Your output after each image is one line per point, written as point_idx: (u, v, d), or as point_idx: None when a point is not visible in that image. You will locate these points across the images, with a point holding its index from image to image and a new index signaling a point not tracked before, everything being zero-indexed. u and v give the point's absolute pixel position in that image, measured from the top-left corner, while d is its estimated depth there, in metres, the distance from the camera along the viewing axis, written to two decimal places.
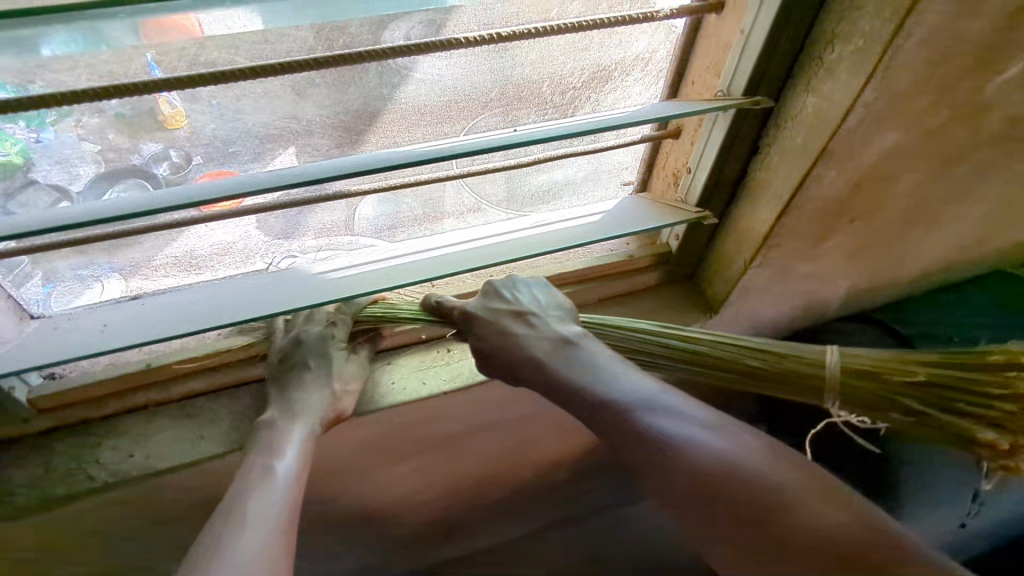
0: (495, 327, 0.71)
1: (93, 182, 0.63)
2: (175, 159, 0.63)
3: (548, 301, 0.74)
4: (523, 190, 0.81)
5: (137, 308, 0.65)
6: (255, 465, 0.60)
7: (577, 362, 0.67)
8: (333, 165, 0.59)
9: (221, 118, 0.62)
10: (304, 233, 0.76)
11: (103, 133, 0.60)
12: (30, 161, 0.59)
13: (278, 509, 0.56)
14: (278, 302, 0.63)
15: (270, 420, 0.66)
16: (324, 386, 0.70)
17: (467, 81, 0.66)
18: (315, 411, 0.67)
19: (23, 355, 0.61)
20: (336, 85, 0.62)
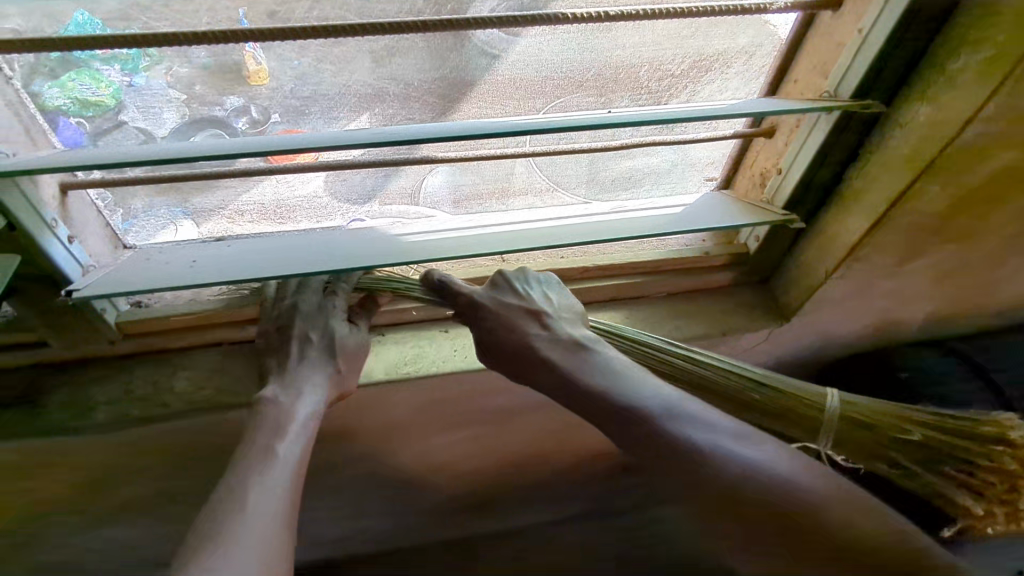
0: (506, 321, 0.68)
1: (179, 129, 0.63)
2: (256, 116, 0.64)
3: (556, 302, 0.71)
4: (604, 175, 0.80)
5: (222, 249, 0.67)
6: (263, 438, 0.60)
7: (591, 366, 0.64)
8: (429, 128, 0.59)
9: (304, 78, 0.62)
10: (382, 196, 0.77)
11: (191, 83, 0.60)
12: (121, 104, 0.60)
13: (281, 493, 0.56)
14: (358, 256, 0.64)
15: (275, 395, 0.64)
16: (330, 359, 0.68)
17: (567, 58, 0.66)
18: (320, 389, 0.66)
19: (117, 279, 0.61)
20: (439, 50, 0.63)
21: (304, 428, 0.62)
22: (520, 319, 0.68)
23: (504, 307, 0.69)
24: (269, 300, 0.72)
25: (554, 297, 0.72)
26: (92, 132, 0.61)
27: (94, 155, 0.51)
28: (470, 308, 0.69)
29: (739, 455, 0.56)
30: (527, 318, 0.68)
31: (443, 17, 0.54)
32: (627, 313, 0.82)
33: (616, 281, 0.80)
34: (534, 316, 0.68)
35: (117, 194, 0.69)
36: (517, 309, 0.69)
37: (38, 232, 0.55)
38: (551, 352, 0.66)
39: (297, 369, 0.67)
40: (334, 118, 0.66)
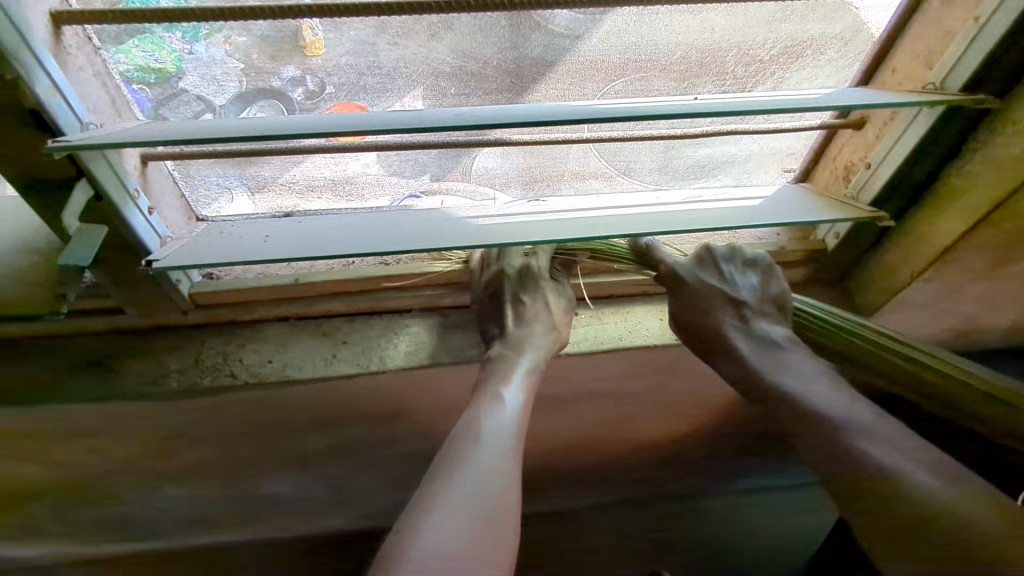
0: (700, 303, 0.74)
1: (237, 96, 0.62)
2: (311, 86, 0.63)
3: (766, 292, 0.75)
4: (677, 163, 0.78)
5: (295, 225, 0.67)
6: (474, 408, 0.63)
7: (764, 354, 0.70)
8: (507, 110, 0.56)
9: (358, 50, 0.61)
10: (442, 177, 0.76)
11: (248, 52, 0.59)
12: (182, 71, 0.59)
13: (506, 469, 0.58)
14: (427, 237, 0.63)
15: (499, 352, 0.72)
16: (545, 318, 0.74)
17: (651, 40, 0.63)
18: (542, 344, 0.72)
19: (188, 251, 0.61)
20: (517, 30, 0.61)
21: (525, 391, 0.67)
22: (700, 297, 0.74)
23: (707, 291, 0.74)
24: (514, 276, 0.78)
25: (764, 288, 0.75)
26: (156, 98, 0.61)
27: (178, 131, 0.50)
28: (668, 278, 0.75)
29: (884, 458, 0.55)
30: (725, 307, 0.74)
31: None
32: None
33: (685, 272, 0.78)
34: (735, 306, 0.73)
35: (194, 166, 0.70)
36: (720, 297, 0.74)
37: (122, 203, 0.56)
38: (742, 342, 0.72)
39: (516, 328, 0.74)
40: (395, 88, 0.64)
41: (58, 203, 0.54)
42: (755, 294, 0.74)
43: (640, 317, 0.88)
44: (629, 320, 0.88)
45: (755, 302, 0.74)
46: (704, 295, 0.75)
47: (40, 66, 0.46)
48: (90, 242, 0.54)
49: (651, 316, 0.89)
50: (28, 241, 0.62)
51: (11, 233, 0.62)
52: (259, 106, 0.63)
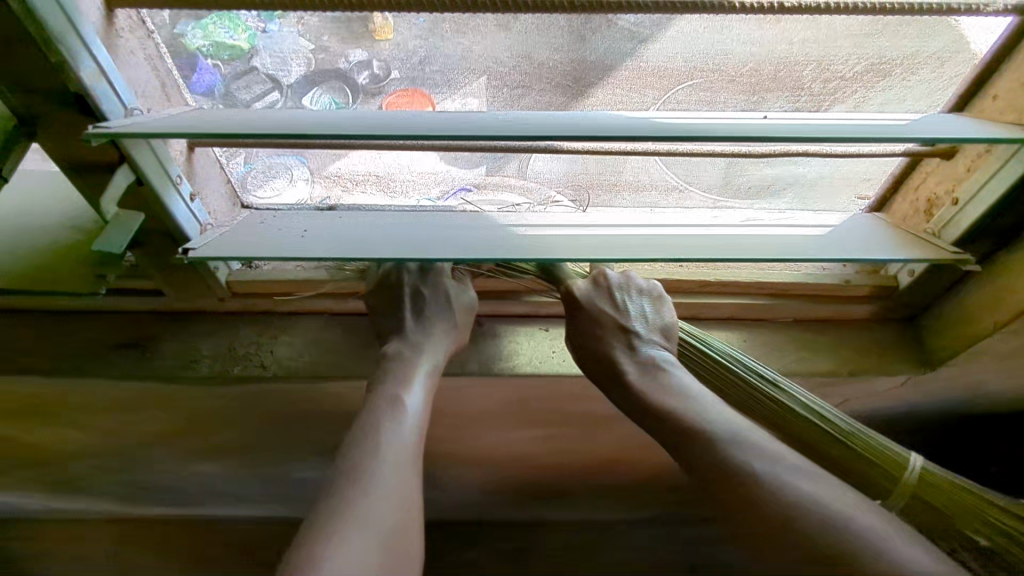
0: (600, 327, 0.67)
1: (304, 77, 0.61)
2: (378, 70, 0.61)
3: (656, 318, 0.67)
4: (740, 181, 0.73)
5: (332, 221, 0.66)
6: (372, 418, 0.59)
7: (667, 385, 0.62)
8: (556, 117, 0.52)
9: (423, 37, 0.59)
10: (492, 173, 0.73)
11: (320, 33, 0.59)
12: (256, 49, 0.59)
13: (410, 491, 0.55)
14: (462, 242, 0.61)
15: (395, 351, 0.67)
16: (434, 325, 0.69)
17: (721, 50, 0.59)
18: (443, 347, 0.68)
19: (221, 242, 0.60)
20: (580, 31, 0.58)
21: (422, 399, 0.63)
22: (592, 323, 0.67)
23: (598, 316, 0.67)
24: (411, 275, 0.71)
25: (654, 312, 0.68)
26: (227, 75, 0.60)
27: (219, 122, 0.49)
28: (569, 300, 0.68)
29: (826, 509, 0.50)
30: (616, 332, 0.66)
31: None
32: (744, 335, 0.74)
33: (738, 300, 0.72)
34: (628, 331, 0.66)
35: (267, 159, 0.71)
36: (613, 322, 0.67)
37: (163, 189, 0.56)
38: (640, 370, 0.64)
39: (414, 326, 0.69)
40: (444, 78, 0.61)
41: (98, 183, 0.54)
42: (648, 320, 0.68)
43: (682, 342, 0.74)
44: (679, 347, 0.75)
45: (649, 327, 0.67)
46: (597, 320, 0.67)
47: (87, 49, 0.46)
48: (127, 227, 0.54)
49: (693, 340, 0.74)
50: (79, 217, 0.63)
51: (63, 207, 0.64)
52: (321, 89, 0.62)
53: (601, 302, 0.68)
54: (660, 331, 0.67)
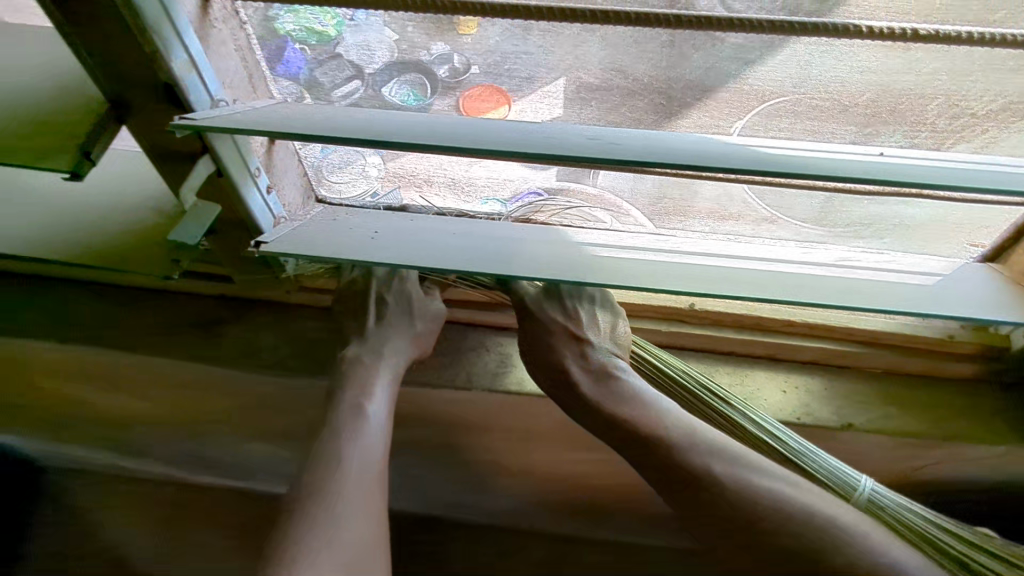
0: (554, 338, 0.64)
1: (387, 66, 0.59)
2: (457, 65, 0.59)
3: (606, 326, 0.65)
4: (839, 216, 0.68)
5: (405, 224, 0.64)
6: (337, 435, 0.61)
7: (625, 397, 0.61)
8: (652, 138, 0.49)
9: (510, 34, 0.56)
10: (567, 181, 0.71)
11: (405, 25, 0.55)
12: (342, 37, 0.56)
13: (370, 512, 0.59)
14: (535, 259, 0.58)
15: (355, 355, 0.68)
16: (395, 331, 0.69)
17: (838, 77, 0.54)
18: (403, 351, 0.69)
19: (297, 238, 0.59)
20: (680, 46, 0.54)
21: (383, 408, 0.65)
22: (545, 333, 0.64)
23: (550, 327, 0.64)
24: (376, 279, 0.71)
25: (604, 320, 0.65)
26: (313, 60, 0.58)
27: (303, 120, 0.48)
28: (520, 310, 0.65)
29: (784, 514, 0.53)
30: (569, 344, 0.64)
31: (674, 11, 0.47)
32: (827, 382, 0.69)
33: (822, 345, 0.67)
34: (580, 345, 0.64)
35: (343, 151, 0.69)
36: (565, 334, 0.64)
37: (241, 182, 0.55)
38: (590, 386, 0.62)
39: (375, 329, 0.69)
40: (530, 86, 0.59)
41: (180, 172, 0.54)
42: (602, 335, 0.65)
43: (758, 384, 0.69)
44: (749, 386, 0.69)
45: (602, 343, 0.65)
46: (549, 330, 0.64)
47: (180, 40, 0.45)
48: (201, 219, 0.54)
49: (771, 384, 0.69)
50: (160, 200, 0.64)
51: (146, 190, 0.64)
52: (401, 79, 0.60)
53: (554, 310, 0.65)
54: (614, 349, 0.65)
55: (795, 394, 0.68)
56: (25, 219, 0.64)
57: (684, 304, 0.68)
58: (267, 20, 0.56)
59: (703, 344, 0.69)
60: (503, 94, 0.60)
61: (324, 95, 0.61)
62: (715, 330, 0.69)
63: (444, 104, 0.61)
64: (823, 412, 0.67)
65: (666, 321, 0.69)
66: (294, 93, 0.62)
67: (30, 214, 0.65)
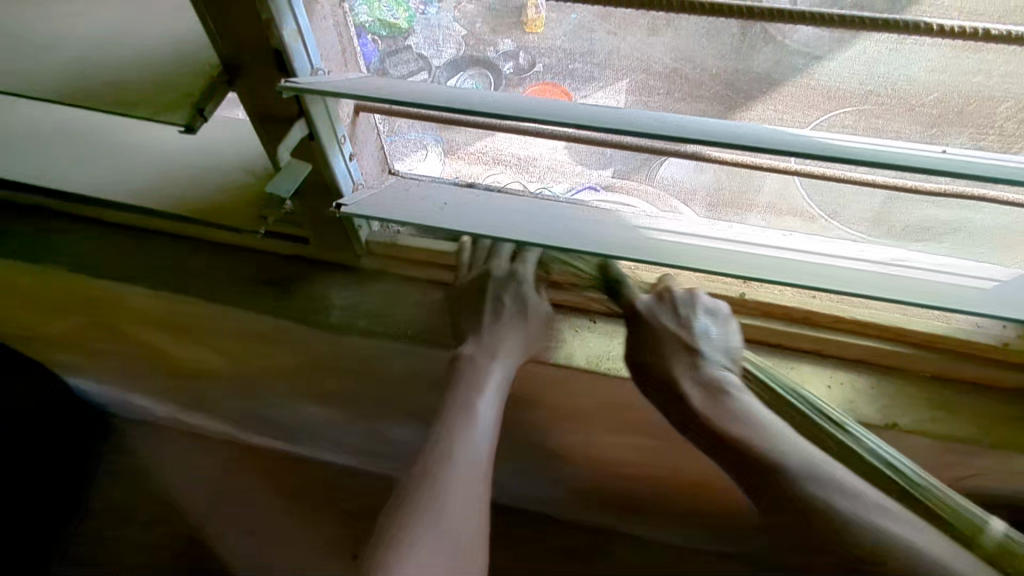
0: (672, 344, 0.68)
1: (453, 61, 0.63)
2: (523, 61, 0.62)
3: (726, 347, 0.68)
4: (898, 217, 0.69)
5: (474, 198, 0.68)
6: (444, 436, 0.69)
7: (729, 409, 0.65)
8: (718, 124, 0.51)
9: (574, 34, 0.59)
10: (624, 175, 0.73)
11: (473, 20, 0.59)
12: (411, 31, 0.61)
13: (477, 482, 0.68)
14: (595, 236, 0.61)
15: (523, 274, 0.76)
16: (526, 305, 0.77)
17: (905, 76, 0.55)
18: (515, 354, 0.76)
19: (375, 203, 0.64)
20: (744, 44, 0.56)
21: (487, 425, 0.72)
22: (662, 340, 0.68)
23: (663, 334, 0.68)
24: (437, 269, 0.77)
25: (723, 338, 0.68)
26: (385, 51, 0.63)
27: (395, 90, 0.53)
28: (631, 313, 0.69)
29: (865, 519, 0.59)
30: (683, 355, 0.68)
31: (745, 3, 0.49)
32: (874, 380, 0.69)
33: (871, 342, 0.68)
34: (727, 373, 0.67)
35: (411, 134, 0.75)
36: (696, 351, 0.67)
37: (329, 146, 0.60)
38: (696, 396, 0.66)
39: (493, 327, 0.77)
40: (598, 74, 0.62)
41: (278, 133, 0.59)
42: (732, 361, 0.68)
43: (803, 377, 0.70)
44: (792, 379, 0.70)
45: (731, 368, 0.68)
46: (665, 337, 0.68)
47: (291, 10, 0.50)
48: (295, 175, 0.60)
49: (816, 379, 0.70)
50: (248, 159, 0.69)
51: (240, 151, 0.70)
52: (466, 73, 0.64)
53: (687, 318, 0.67)
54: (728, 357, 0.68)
55: (841, 390, 0.69)
56: (136, 174, 0.71)
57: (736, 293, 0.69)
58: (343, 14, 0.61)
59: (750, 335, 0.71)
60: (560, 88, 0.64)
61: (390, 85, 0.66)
62: (762, 320, 0.70)
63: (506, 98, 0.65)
64: (867, 410, 0.68)
65: None
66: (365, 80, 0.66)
67: (138, 168, 0.72)
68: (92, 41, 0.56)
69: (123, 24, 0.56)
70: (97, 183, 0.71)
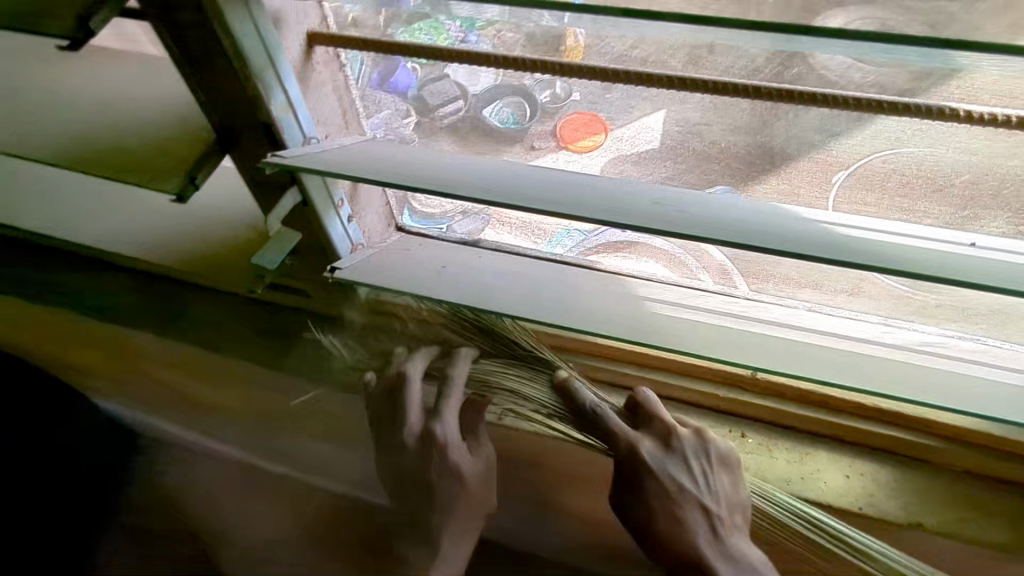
0: (659, 493, 0.60)
1: (489, 89, 0.61)
2: (559, 91, 0.60)
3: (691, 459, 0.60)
4: (926, 296, 0.64)
5: (473, 260, 0.66)
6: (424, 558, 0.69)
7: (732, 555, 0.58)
8: (717, 204, 0.48)
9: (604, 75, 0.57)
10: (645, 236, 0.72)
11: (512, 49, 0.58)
12: (451, 59, 0.60)
13: None
14: (591, 310, 0.58)
15: (444, 435, 0.67)
16: (456, 471, 0.68)
17: (930, 157, 0.52)
18: (468, 530, 0.71)
19: (372, 266, 0.63)
20: (762, 116, 0.54)
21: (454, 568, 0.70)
22: (665, 497, 0.60)
23: (677, 492, 0.59)
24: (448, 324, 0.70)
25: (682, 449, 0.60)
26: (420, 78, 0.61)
27: (385, 162, 0.51)
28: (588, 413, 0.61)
29: None
30: (696, 514, 0.59)
31: (756, 82, 0.46)
32: (899, 472, 0.63)
33: (895, 432, 0.63)
34: (707, 516, 0.59)
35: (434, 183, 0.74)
36: (694, 500, 0.59)
37: (324, 212, 0.59)
38: (721, 568, 0.57)
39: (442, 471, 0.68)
40: (626, 117, 0.59)
41: (274, 197, 0.59)
42: (722, 502, 0.60)
43: (820, 465, 0.65)
44: (809, 467, 0.65)
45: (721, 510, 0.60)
46: (673, 496, 0.60)
47: (282, 85, 0.50)
48: (285, 244, 0.60)
49: (833, 467, 0.64)
50: (251, 216, 0.69)
51: (239, 207, 0.69)
52: (503, 102, 0.61)
53: (682, 475, 0.60)
54: (710, 499, 0.59)
55: (861, 481, 0.63)
56: (146, 227, 0.72)
57: (747, 371, 0.65)
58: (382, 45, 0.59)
59: (765, 416, 0.67)
60: (606, 124, 0.59)
61: (427, 118, 0.63)
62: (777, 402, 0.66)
63: (542, 131, 0.60)
64: (890, 504, 0.62)
65: (723, 385, 0.67)
66: (395, 114, 0.64)
67: (145, 220, 0.73)
68: (96, 106, 0.57)
69: (125, 89, 0.57)
70: (109, 234, 0.73)
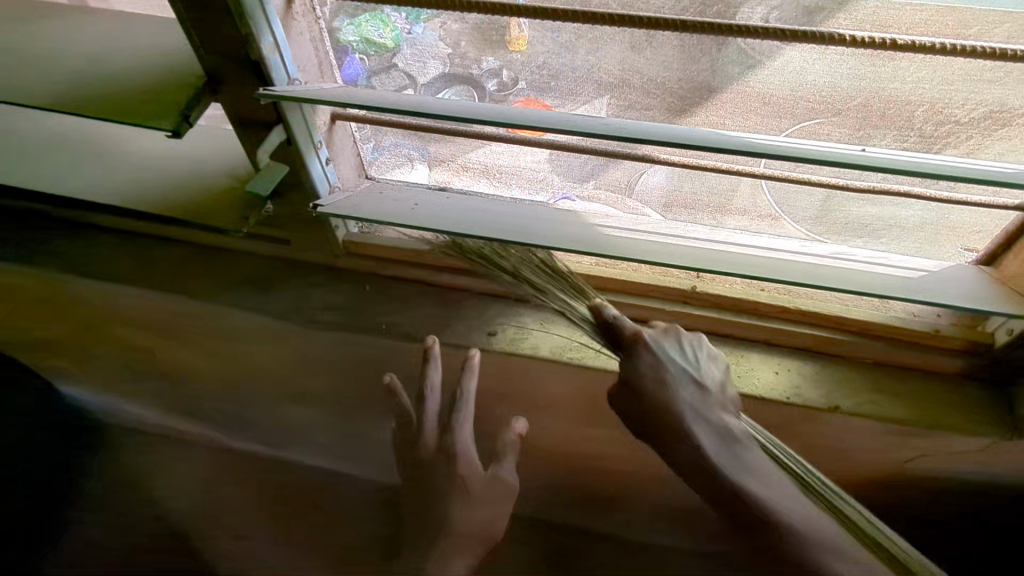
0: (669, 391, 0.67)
1: (438, 79, 0.67)
2: (506, 79, 0.66)
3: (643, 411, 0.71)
4: (838, 217, 0.73)
5: (441, 199, 0.72)
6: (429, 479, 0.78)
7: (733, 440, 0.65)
8: (650, 126, 0.55)
9: (557, 50, 0.63)
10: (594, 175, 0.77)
11: (459, 39, 0.64)
12: (399, 49, 0.65)
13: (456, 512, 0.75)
14: (549, 231, 0.65)
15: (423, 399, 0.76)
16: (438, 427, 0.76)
17: (832, 81, 0.60)
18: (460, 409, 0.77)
19: (355, 204, 0.69)
20: (691, 52, 0.61)
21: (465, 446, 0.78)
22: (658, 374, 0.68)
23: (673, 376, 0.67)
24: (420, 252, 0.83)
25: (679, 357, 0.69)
26: (371, 69, 0.67)
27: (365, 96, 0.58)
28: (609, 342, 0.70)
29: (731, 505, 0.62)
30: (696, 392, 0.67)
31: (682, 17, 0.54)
32: (819, 368, 0.74)
33: (816, 332, 0.73)
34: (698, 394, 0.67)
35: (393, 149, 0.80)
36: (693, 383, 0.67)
37: (306, 150, 0.65)
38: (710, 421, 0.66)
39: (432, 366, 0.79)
40: (569, 55, 0.63)
41: (260, 138, 0.65)
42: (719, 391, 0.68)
43: (754, 365, 0.75)
44: (742, 366, 0.74)
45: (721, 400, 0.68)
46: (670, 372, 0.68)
47: (267, 25, 0.55)
48: (274, 177, 0.65)
49: (765, 366, 0.75)
50: (232, 166, 0.74)
51: (220, 158, 0.74)
52: (451, 91, 0.68)
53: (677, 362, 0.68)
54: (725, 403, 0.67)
55: (787, 376, 0.74)
56: (125, 181, 0.76)
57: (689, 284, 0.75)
58: (334, 32, 0.65)
59: (706, 325, 0.75)
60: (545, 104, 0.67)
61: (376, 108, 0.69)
62: (716, 312, 0.74)
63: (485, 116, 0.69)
64: (812, 393, 0.73)
65: (669, 301, 0.76)
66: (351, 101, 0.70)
67: (125, 175, 0.76)
68: (88, 55, 0.61)
69: (112, 39, 0.62)
70: (91, 188, 0.76)
